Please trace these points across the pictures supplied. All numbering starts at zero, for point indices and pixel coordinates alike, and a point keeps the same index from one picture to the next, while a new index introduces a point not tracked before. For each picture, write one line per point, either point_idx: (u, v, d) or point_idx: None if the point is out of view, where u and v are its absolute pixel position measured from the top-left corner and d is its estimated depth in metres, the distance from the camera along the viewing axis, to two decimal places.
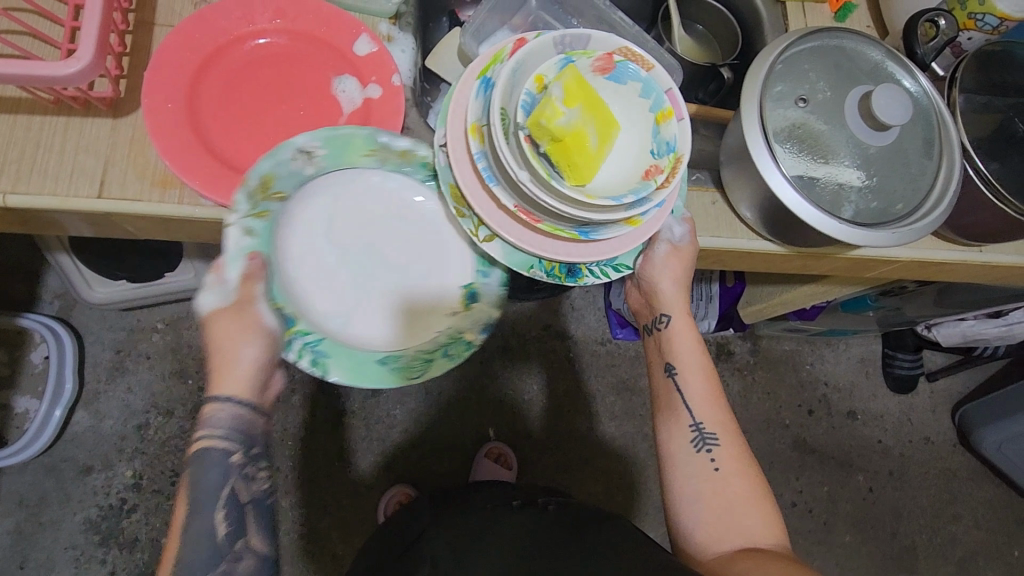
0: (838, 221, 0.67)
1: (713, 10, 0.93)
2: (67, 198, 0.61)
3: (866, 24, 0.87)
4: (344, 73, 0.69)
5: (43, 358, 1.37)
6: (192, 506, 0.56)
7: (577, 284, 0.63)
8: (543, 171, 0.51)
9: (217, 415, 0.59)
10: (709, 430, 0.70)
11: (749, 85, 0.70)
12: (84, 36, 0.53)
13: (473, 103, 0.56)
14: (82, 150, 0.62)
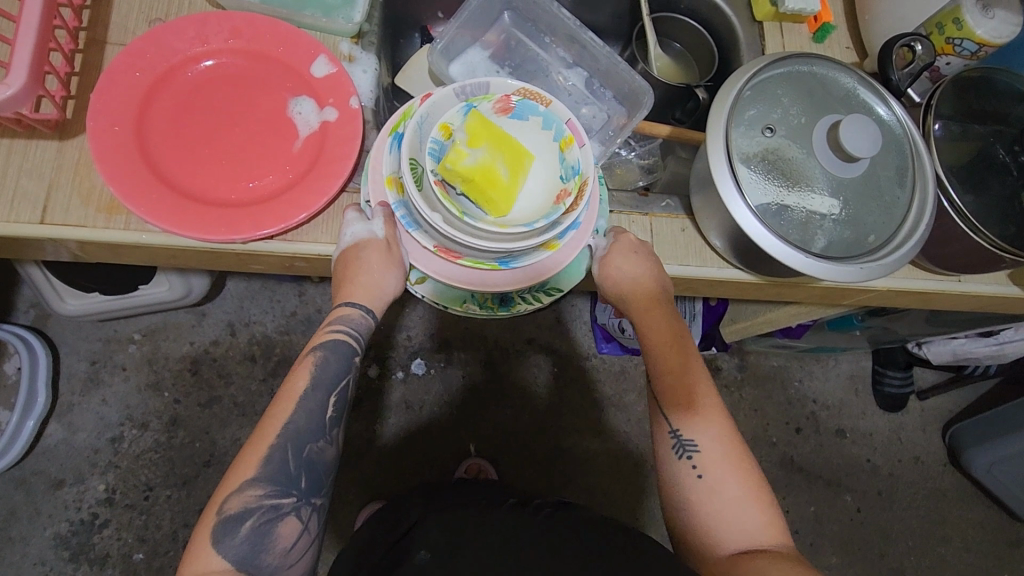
0: (804, 254, 0.65)
1: (690, 27, 0.91)
2: (6, 223, 0.59)
3: (846, 45, 0.85)
4: (301, 95, 0.67)
5: (15, 369, 1.34)
6: (316, 379, 0.60)
7: (511, 312, 0.69)
8: (455, 212, 0.56)
9: (348, 315, 0.63)
10: (688, 435, 0.64)
11: (716, 110, 0.68)
12: (17, 60, 0.51)
13: (387, 158, 0.62)
14: (25, 174, 0.60)
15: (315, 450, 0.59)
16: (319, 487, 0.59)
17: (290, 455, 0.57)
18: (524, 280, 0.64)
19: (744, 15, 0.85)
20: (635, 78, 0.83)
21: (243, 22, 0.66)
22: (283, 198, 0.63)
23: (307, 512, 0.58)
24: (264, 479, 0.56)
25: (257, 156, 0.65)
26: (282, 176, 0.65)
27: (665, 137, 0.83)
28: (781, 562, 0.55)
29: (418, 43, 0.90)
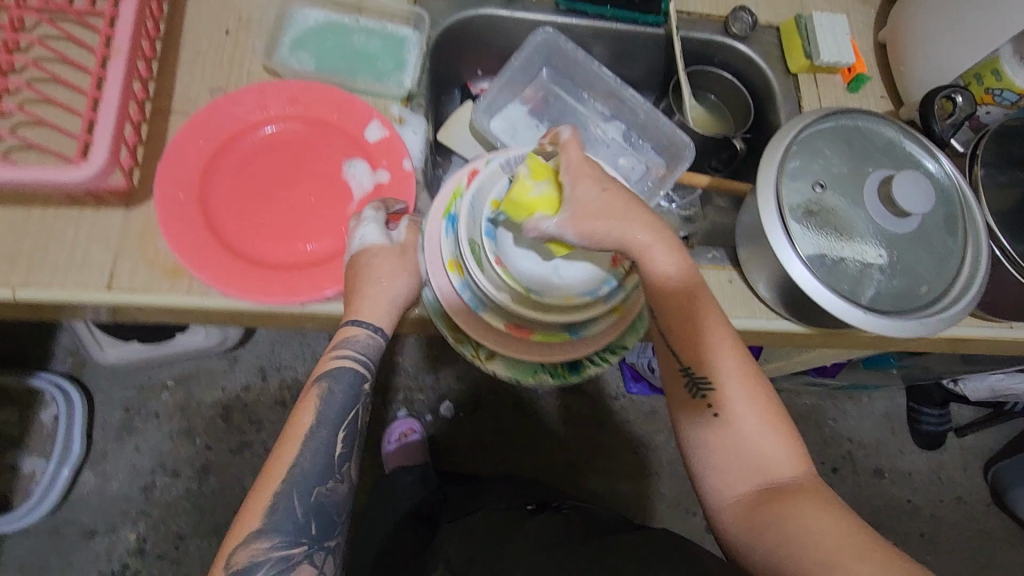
0: (861, 310, 0.65)
1: (725, 79, 0.91)
2: (75, 291, 0.60)
3: (880, 94, 0.88)
4: (356, 158, 0.69)
5: (52, 418, 1.39)
6: (320, 419, 0.58)
7: (581, 377, 0.62)
8: (521, 289, 0.57)
9: (352, 339, 0.60)
10: (700, 368, 0.56)
11: (764, 169, 0.69)
12: (99, 138, 0.55)
13: (444, 242, 0.61)
14: (92, 243, 0.62)
15: (324, 494, 0.57)
16: (331, 528, 0.58)
17: (298, 503, 0.56)
18: (601, 337, 0.61)
19: (778, 68, 0.88)
20: (674, 132, 0.85)
21: (299, 90, 0.69)
22: (338, 262, 0.64)
23: (320, 556, 0.57)
24: (271, 531, 0.55)
25: (311, 218, 0.67)
26: (335, 238, 0.67)
27: (704, 188, 0.86)
28: (811, 507, 0.51)
29: (458, 99, 0.93)
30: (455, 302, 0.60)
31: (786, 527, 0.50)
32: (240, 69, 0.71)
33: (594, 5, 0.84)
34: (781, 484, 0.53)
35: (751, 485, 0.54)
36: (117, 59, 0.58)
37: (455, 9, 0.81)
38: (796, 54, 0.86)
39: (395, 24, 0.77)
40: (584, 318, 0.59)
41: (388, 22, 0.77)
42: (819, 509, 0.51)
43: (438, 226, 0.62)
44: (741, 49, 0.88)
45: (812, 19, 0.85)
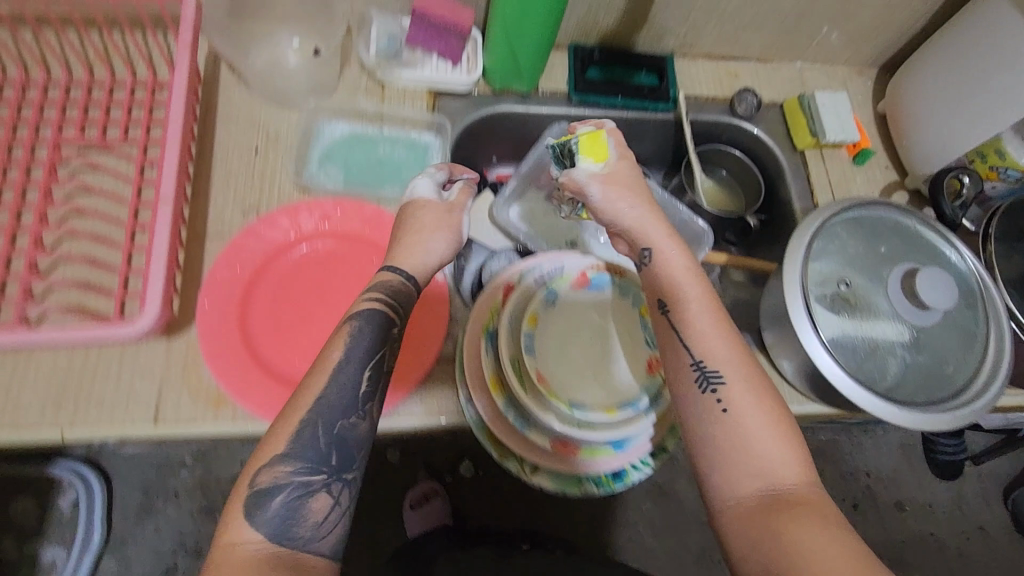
0: (895, 405, 0.66)
1: (736, 158, 0.93)
2: (123, 428, 0.62)
3: (884, 164, 0.91)
4: None
5: (71, 504, 1.37)
6: (348, 352, 0.55)
7: (625, 485, 0.62)
8: (565, 408, 0.59)
9: (387, 281, 0.61)
10: (711, 364, 0.55)
11: (789, 264, 0.70)
12: (150, 295, 0.59)
13: (485, 362, 0.62)
14: (138, 377, 0.63)
15: (347, 427, 0.53)
16: (352, 461, 0.53)
17: (321, 432, 0.52)
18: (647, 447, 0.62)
19: (785, 145, 0.90)
20: (690, 215, 0.87)
21: (332, 206, 0.71)
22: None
23: (339, 487, 0.52)
24: (294, 455, 0.51)
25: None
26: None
27: (723, 264, 0.89)
28: (817, 524, 0.47)
29: (476, 187, 0.94)
30: (498, 422, 0.61)
31: (783, 542, 0.47)
32: (271, 187, 0.73)
33: (607, 96, 0.87)
34: (789, 492, 0.49)
35: (757, 489, 0.50)
36: (162, 211, 0.61)
37: (472, 108, 0.84)
38: (802, 132, 0.89)
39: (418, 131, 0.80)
40: (628, 431, 0.60)
41: (411, 130, 0.80)
42: (826, 532, 0.47)
43: (478, 343, 0.64)
44: (749, 128, 0.91)
45: (815, 100, 0.87)
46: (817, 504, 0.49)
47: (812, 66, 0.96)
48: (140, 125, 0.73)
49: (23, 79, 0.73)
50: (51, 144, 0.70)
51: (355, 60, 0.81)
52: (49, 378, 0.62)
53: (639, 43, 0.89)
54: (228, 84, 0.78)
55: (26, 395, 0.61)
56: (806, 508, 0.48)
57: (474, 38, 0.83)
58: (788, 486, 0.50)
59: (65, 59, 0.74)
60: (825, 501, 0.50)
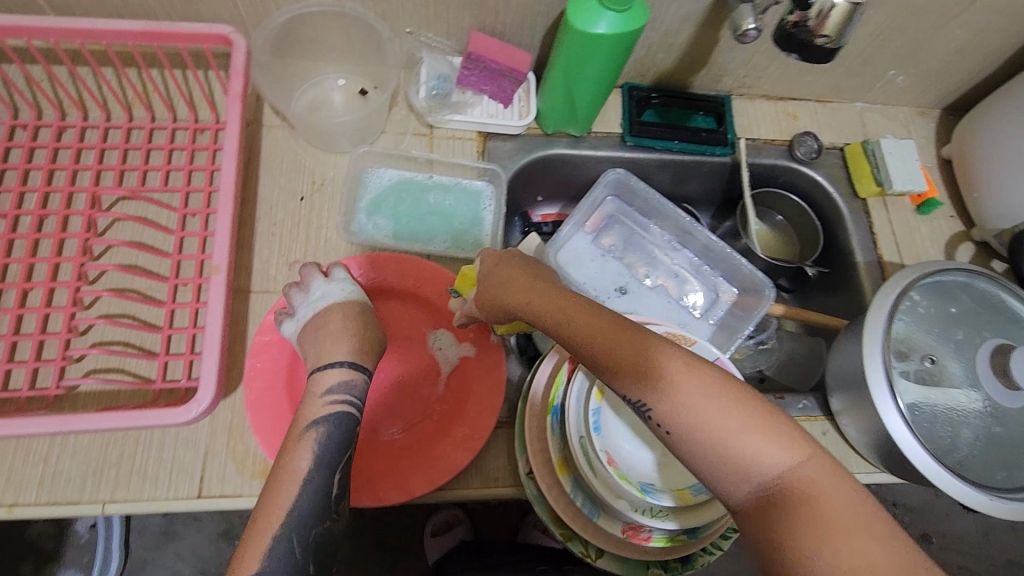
0: (983, 493, 0.62)
1: (795, 204, 0.89)
2: (166, 501, 0.59)
3: (949, 213, 0.87)
4: (441, 329, 0.70)
5: (90, 527, 1.19)
6: (318, 457, 0.51)
7: (694, 569, 0.61)
8: (637, 492, 0.55)
9: (345, 377, 0.55)
10: (632, 393, 0.48)
11: (869, 335, 0.67)
12: (205, 376, 0.55)
13: (552, 439, 0.60)
14: (181, 446, 0.60)
15: (320, 535, 0.50)
16: (325, 566, 0.50)
17: (296, 542, 0.48)
18: (716, 534, 0.58)
19: (846, 191, 0.86)
20: (748, 266, 0.82)
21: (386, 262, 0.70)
22: (436, 452, 0.63)
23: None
24: (268, 570, 0.47)
25: (402, 401, 0.67)
26: (428, 421, 0.66)
27: (778, 317, 0.84)
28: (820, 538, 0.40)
29: (519, 229, 0.88)
30: (565, 506, 0.58)
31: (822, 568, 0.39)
32: (316, 239, 0.71)
33: (664, 140, 0.83)
34: (787, 493, 0.42)
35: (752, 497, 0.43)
36: (216, 279, 0.58)
37: (522, 152, 0.80)
38: (865, 180, 0.85)
39: (469, 178, 0.77)
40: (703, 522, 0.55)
41: (461, 177, 0.77)
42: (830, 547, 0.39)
43: (542, 419, 0.62)
44: (809, 173, 0.87)
45: (881, 148, 0.84)
46: (823, 503, 0.41)
47: (872, 107, 0.92)
48: (181, 173, 0.70)
49: (60, 124, 0.69)
50: (89, 195, 0.66)
51: (404, 100, 0.78)
52: (89, 447, 0.59)
53: (696, 83, 0.85)
54: (271, 126, 0.75)
55: (65, 467, 0.59)
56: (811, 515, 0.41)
57: (529, 79, 0.79)
58: (780, 486, 0.42)
59: (104, 103, 0.71)
60: (840, 494, 0.42)
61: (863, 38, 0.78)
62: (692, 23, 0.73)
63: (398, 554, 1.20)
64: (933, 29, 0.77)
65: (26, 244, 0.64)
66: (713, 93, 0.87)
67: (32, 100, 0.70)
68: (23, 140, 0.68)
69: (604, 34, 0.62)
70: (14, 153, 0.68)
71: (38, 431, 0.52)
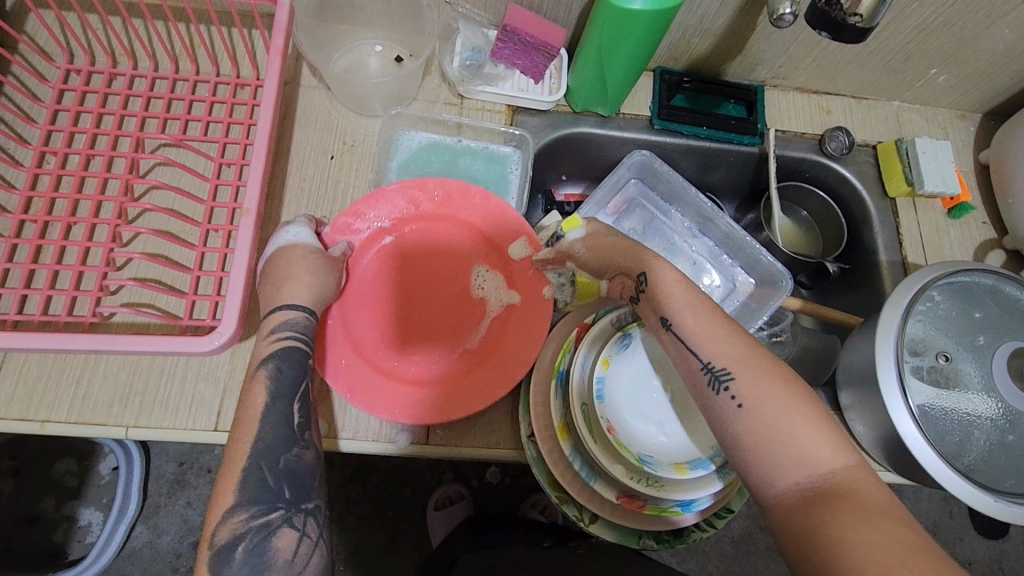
0: (990, 497, 0.61)
1: (821, 201, 0.89)
2: (184, 431, 0.62)
3: (982, 219, 0.86)
4: (491, 269, 0.69)
5: (112, 469, 1.24)
6: (272, 390, 0.55)
7: (686, 543, 0.62)
8: (635, 460, 0.57)
9: (284, 318, 0.58)
10: (719, 362, 0.50)
11: (883, 335, 0.66)
12: (227, 310, 0.58)
13: (554, 403, 0.61)
14: (202, 380, 0.64)
15: (293, 459, 0.53)
16: (307, 492, 0.53)
17: (267, 470, 0.51)
18: (717, 506, 0.60)
19: (875, 190, 0.85)
20: (767, 257, 0.82)
21: (455, 190, 0.70)
22: (463, 384, 0.64)
23: (301, 519, 0.51)
24: (245, 501, 0.50)
25: (442, 324, 0.67)
26: (464, 353, 0.66)
27: (795, 310, 0.84)
28: (851, 513, 0.42)
29: (542, 206, 0.89)
30: (563, 469, 0.60)
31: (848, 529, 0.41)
32: (343, 197, 0.74)
33: (691, 126, 0.83)
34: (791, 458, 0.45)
35: (793, 483, 0.44)
36: (245, 221, 0.61)
37: (549, 128, 0.81)
38: (896, 179, 0.84)
39: (496, 143, 0.79)
40: (698, 494, 0.57)
41: (488, 142, 0.79)
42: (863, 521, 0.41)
43: (546, 384, 0.63)
44: (838, 169, 0.86)
45: (915, 147, 0.83)
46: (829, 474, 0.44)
47: (910, 107, 0.91)
48: (220, 125, 0.73)
49: (111, 70, 0.73)
50: (134, 138, 0.70)
51: (438, 68, 0.80)
52: (118, 373, 0.63)
53: (730, 71, 0.85)
54: (308, 86, 0.77)
55: (95, 390, 0.62)
56: (837, 491, 0.43)
57: (562, 56, 0.79)
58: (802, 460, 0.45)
59: (154, 53, 0.74)
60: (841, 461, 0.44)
61: (906, 32, 0.77)
62: (731, 8, 0.73)
63: (400, 520, 1.23)
64: (981, 28, 0.75)
65: (73, 180, 0.68)
66: (747, 83, 0.87)
67: (87, 46, 0.73)
68: (77, 84, 0.72)
69: (639, 10, 0.62)
70: (68, 96, 0.72)
71: (71, 348, 0.55)
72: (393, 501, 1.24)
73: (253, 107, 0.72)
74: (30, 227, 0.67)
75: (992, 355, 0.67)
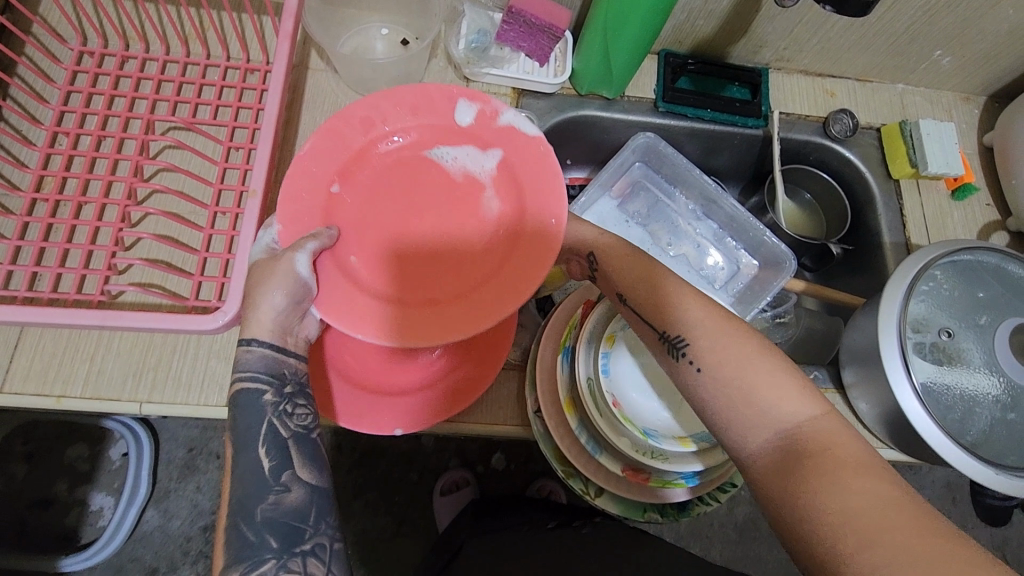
0: (993, 470, 0.62)
1: (822, 180, 0.89)
2: (197, 406, 0.63)
3: (986, 201, 0.86)
4: (461, 145, 0.62)
5: (123, 455, 1.26)
6: (234, 441, 0.51)
7: (690, 514, 0.64)
8: (640, 434, 0.57)
9: (244, 356, 0.53)
10: (674, 329, 0.51)
11: (886, 312, 0.66)
12: (233, 292, 0.58)
13: (561, 379, 0.62)
14: (214, 357, 0.65)
15: (271, 508, 0.49)
16: (301, 534, 0.50)
17: (245, 526, 0.48)
18: (720, 480, 0.61)
19: (879, 172, 0.86)
20: (771, 238, 0.82)
21: (370, 108, 0.60)
22: (508, 276, 0.58)
23: (299, 561, 0.48)
24: (233, 560, 0.47)
25: (449, 241, 0.60)
26: (482, 248, 0.60)
27: (799, 292, 0.85)
28: (831, 481, 0.41)
29: None
30: (570, 443, 0.61)
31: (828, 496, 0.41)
32: None
33: (696, 108, 0.83)
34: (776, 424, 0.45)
35: (764, 441, 0.45)
36: (252, 202, 0.61)
37: (556, 110, 0.82)
38: (900, 161, 0.84)
39: None
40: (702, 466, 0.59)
41: None
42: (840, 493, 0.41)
43: (553, 360, 0.64)
44: (841, 151, 0.86)
45: (919, 129, 0.83)
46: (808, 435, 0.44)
47: (914, 90, 0.91)
48: (229, 109, 0.74)
49: (123, 54, 0.73)
50: (144, 120, 0.71)
51: (444, 52, 0.81)
52: (131, 351, 0.64)
53: (734, 54, 0.85)
54: (315, 70, 0.78)
55: (109, 367, 0.64)
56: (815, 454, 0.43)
57: (568, 39, 0.80)
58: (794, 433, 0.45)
59: (164, 36, 0.75)
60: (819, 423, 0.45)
61: (910, 13, 0.77)
62: None
63: (407, 504, 1.24)
64: (985, 9, 0.75)
65: (84, 161, 0.69)
66: (751, 65, 0.87)
67: (99, 30, 0.74)
68: (89, 66, 0.72)
69: None
70: (80, 78, 0.73)
71: (83, 323, 0.56)
72: (400, 486, 1.25)
73: (262, 92, 0.73)
74: (42, 206, 0.68)
75: (995, 333, 0.67)
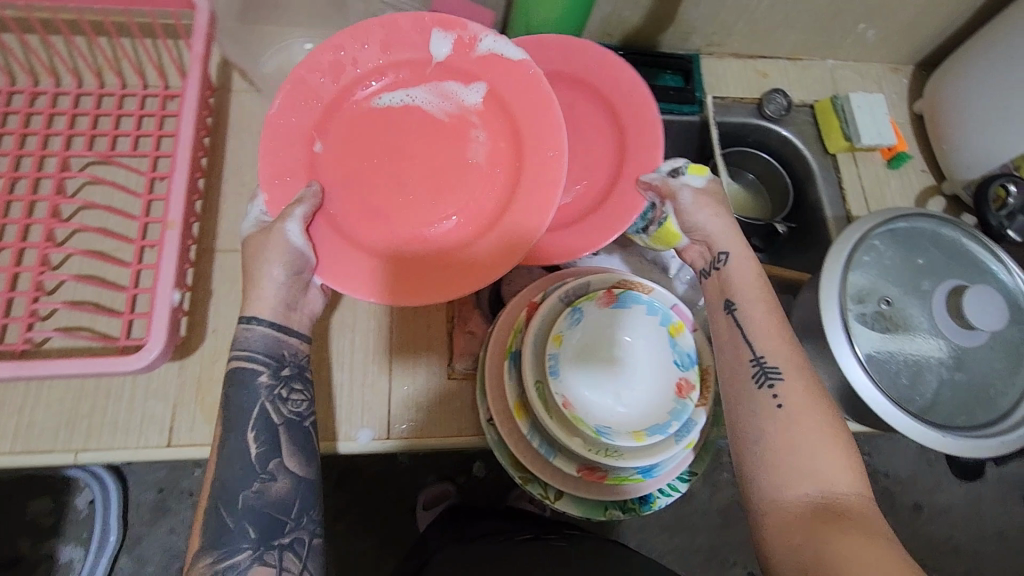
0: (939, 433, 0.62)
1: (762, 160, 0.90)
2: (137, 449, 0.61)
3: (920, 167, 0.88)
4: (442, 83, 0.61)
5: (89, 503, 1.21)
6: (226, 421, 0.53)
7: (652, 508, 0.63)
8: (591, 432, 0.57)
9: (246, 331, 0.55)
10: (771, 358, 0.52)
11: (827, 285, 0.66)
12: (156, 324, 0.56)
13: (510, 386, 0.61)
14: (151, 396, 0.63)
15: (253, 495, 0.51)
16: (282, 526, 0.51)
17: (225, 513, 0.50)
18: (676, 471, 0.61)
19: (816, 148, 0.87)
20: None
21: (333, 48, 0.58)
22: (512, 215, 0.58)
23: (275, 554, 0.50)
24: (210, 545, 0.49)
25: (443, 184, 0.60)
26: (481, 189, 0.60)
27: None
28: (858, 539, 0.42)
29: None
30: (524, 449, 0.60)
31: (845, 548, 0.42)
32: None
33: None
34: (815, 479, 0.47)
35: (802, 493, 0.46)
36: (171, 234, 0.59)
37: None
38: (835, 136, 0.85)
39: None
40: (656, 459, 0.58)
41: None
42: (876, 545, 0.42)
43: (501, 364, 0.63)
44: (778, 130, 0.87)
45: (850, 103, 0.84)
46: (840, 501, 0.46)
47: (844, 65, 0.92)
48: (150, 139, 0.71)
49: (33, 90, 0.70)
50: (59, 158, 0.68)
51: None
52: (61, 399, 0.61)
53: (664, 42, 0.86)
54: (240, 91, 0.76)
55: (39, 418, 0.61)
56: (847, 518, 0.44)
57: None
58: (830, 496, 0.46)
59: (75, 69, 0.72)
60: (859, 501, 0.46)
61: None
62: None
63: (387, 522, 1.22)
64: None
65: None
66: (682, 53, 0.88)
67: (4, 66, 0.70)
68: None
69: None
70: None
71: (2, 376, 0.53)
72: (377, 505, 1.22)
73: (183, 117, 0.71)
74: None
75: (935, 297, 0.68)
